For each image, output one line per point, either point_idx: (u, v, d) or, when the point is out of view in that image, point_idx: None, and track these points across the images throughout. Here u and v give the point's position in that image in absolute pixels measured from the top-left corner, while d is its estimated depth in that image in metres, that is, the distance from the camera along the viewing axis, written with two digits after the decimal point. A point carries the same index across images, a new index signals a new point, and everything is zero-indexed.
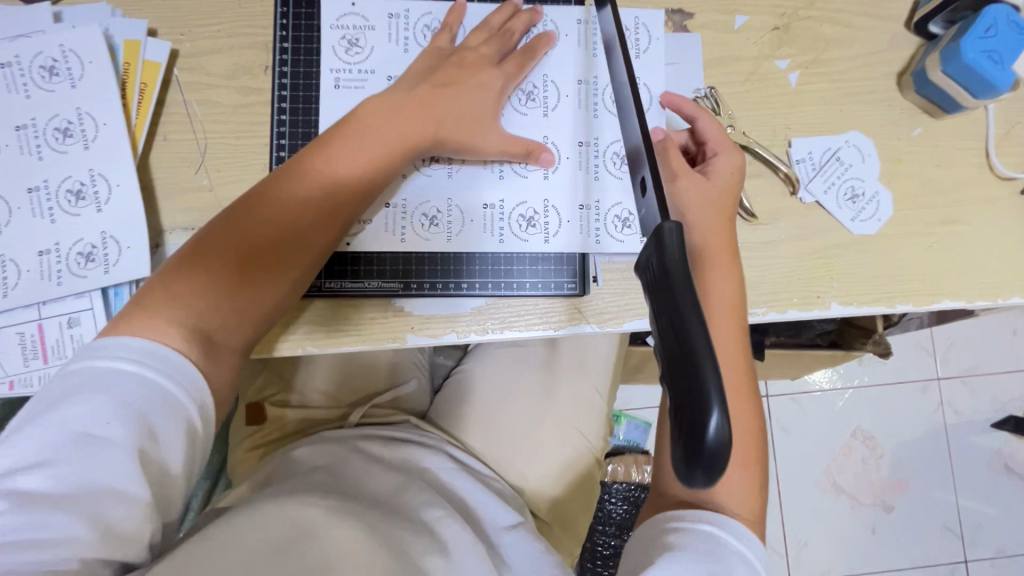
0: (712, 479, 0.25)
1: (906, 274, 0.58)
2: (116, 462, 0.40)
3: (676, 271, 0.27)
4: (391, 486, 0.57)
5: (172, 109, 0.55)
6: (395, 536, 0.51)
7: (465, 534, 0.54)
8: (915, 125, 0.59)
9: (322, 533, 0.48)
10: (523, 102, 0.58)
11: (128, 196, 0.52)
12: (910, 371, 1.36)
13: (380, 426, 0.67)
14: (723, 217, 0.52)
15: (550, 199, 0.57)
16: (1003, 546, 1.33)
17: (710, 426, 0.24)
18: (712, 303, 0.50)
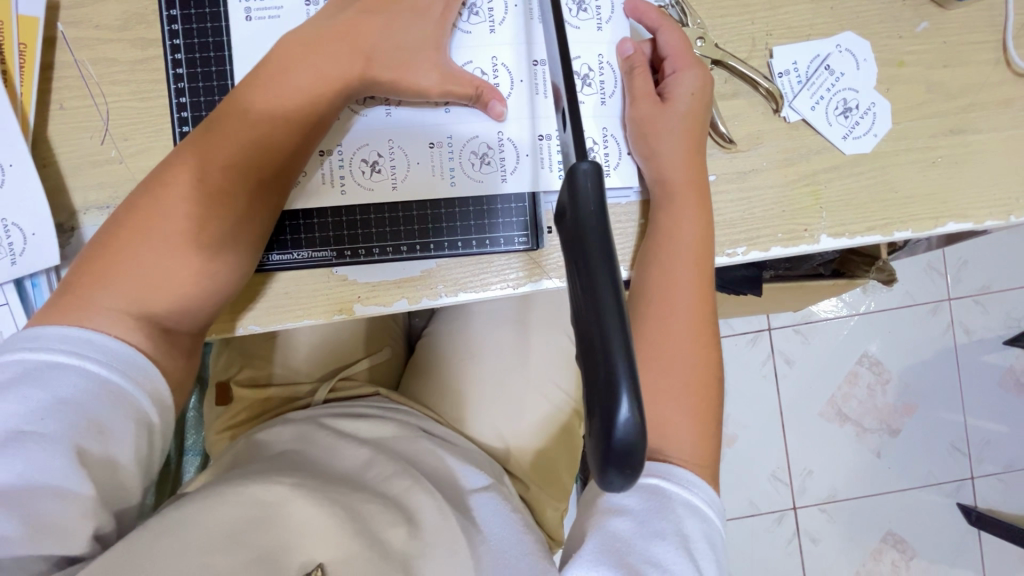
0: (628, 475, 0.23)
1: (906, 196, 0.51)
2: (53, 461, 0.36)
3: (588, 230, 0.25)
4: (360, 462, 0.53)
5: (63, 72, 0.49)
6: (360, 512, 0.47)
7: (434, 501, 0.51)
8: (920, 19, 0.51)
9: (282, 517, 0.44)
10: (465, 17, 0.47)
11: (25, 178, 0.47)
12: (919, 294, 1.31)
13: (345, 405, 0.63)
14: (694, 153, 0.46)
15: (507, 130, 0.48)
16: (1011, 461, 1.32)
17: (621, 415, 0.23)
18: (674, 249, 0.45)
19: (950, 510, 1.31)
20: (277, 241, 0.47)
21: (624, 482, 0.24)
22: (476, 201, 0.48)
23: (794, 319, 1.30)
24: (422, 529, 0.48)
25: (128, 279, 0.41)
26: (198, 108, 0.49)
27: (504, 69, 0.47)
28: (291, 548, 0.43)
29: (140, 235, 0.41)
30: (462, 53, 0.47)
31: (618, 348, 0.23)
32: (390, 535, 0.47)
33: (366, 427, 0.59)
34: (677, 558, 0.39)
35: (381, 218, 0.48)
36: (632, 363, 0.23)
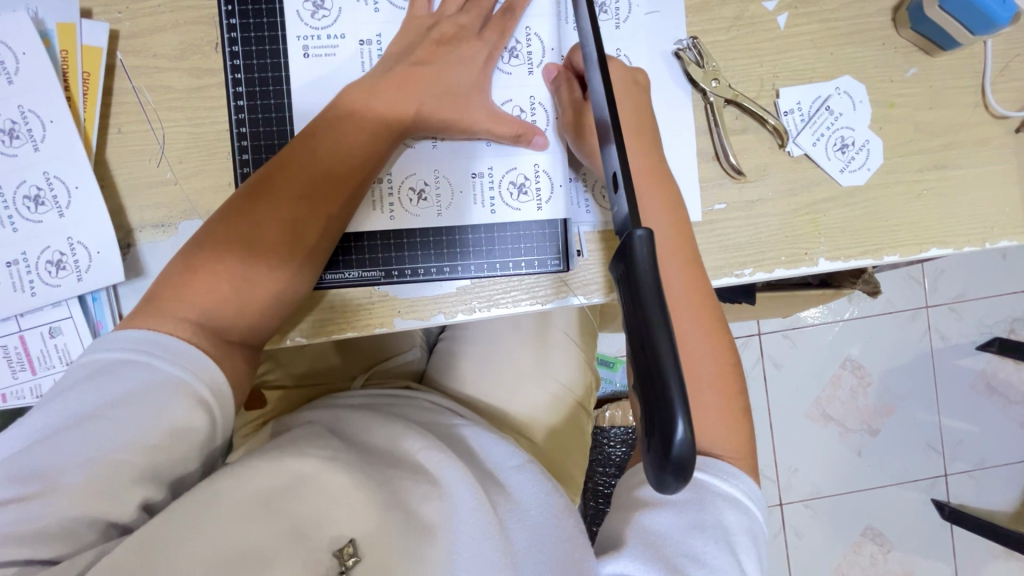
0: (681, 482, 0.28)
1: (895, 224, 0.57)
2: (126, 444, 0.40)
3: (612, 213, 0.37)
4: (389, 439, 0.56)
5: (121, 98, 0.51)
6: (391, 489, 0.51)
7: (461, 472, 0.52)
8: (910, 65, 0.56)
9: (315, 487, 0.49)
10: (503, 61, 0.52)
11: (89, 199, 0.49)
12: (899, 302, 1.38)
13: (381, 393, 0.66)
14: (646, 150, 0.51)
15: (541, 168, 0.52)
16: (982, 460, 1.41)
17: (677, 433, 0.27)
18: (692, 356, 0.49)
19: (924, 505, 1.40)
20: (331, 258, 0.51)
21: (676, 490, 0.28)
22: (511, 227, 0.52)
23: (783, 325, 1.37)
24: (449, 492, 0.50)
25: (200, 295, 0.45)
26: (257, 138, 0.52)
27: (539, 107, 0.52)
28: (322, 524, 0.48)
29: (212, 257, 0.45)
30: (502, 92, 0.52)
31: (671, 376, 0.28)
32: (426, 507, 0.50)
33: (401, 408, 0.62)
34: (716, 552, 0.43)
35: (422, 238, 0.52)
36: (684, 391, 0.28)
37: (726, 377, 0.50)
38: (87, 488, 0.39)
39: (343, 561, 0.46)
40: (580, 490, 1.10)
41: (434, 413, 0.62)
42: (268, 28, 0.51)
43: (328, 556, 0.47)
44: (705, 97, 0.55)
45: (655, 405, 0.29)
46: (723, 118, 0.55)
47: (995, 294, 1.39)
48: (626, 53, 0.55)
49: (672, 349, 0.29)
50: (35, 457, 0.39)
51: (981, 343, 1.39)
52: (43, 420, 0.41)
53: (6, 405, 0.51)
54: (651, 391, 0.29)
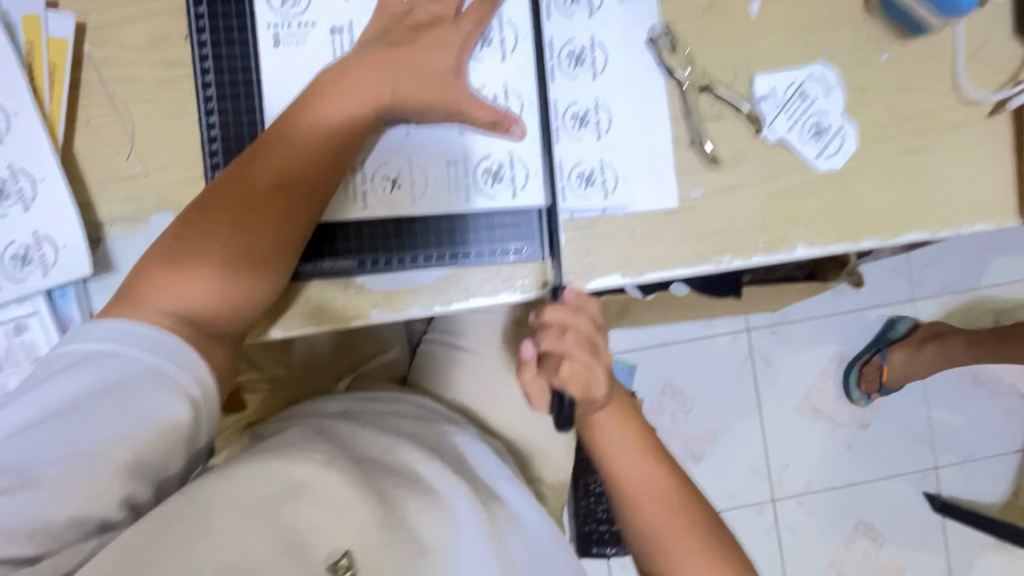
0: None
1: (871, 209, 0.57)
2: (109, 438, 0.40)
3: None
4: (381, 448, 0.55)
5: (88, 90, 0.51)
6: (392, 499, 0.50)
7: (460, 488, 0.53)
8: (882, 51, 0.56)
9: (312, 494, 0.47)
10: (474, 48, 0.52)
11: (57, 192, 0.49)
12: (885, 295, 1.39)
13: (368, 399, 0.64)
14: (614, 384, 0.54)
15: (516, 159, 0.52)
16: (971, 452, 1.41)
17: None
18: (622, 458, 0.54)
19: (915, 498, 1.40)
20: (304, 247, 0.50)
21: None
22: (485, 215, 0.52)
23: (771, 320, 1.37)
24: (448, 507, 0.52)
25: (177, 289, 0.44)
26: (227, 127, 0.51)
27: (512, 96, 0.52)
28: (315, 537, 0.46)
29: (190, 255, 0.45)
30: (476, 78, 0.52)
31: None
32: (422, 519, 0.50)
33: (394, 414, 0.61)
34: None
35: (398, 228, 0.51)
36: None
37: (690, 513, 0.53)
38: (68, 484, 0.39)
39: (339, 575, 0.45)
40: (570, 489, 1.10)
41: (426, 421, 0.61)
42: (237, 18, 0.51)
43: (323, 569, 0.45)
44: (679, 84, 0.54)
45: None
46: (697, 105, 0.55)
47: (979, 286, 1.40)
48: (601, 40, 0.54)
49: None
50: (18, 447, 0.39)
51: None
52: (25, 411, 0.40)
53: None
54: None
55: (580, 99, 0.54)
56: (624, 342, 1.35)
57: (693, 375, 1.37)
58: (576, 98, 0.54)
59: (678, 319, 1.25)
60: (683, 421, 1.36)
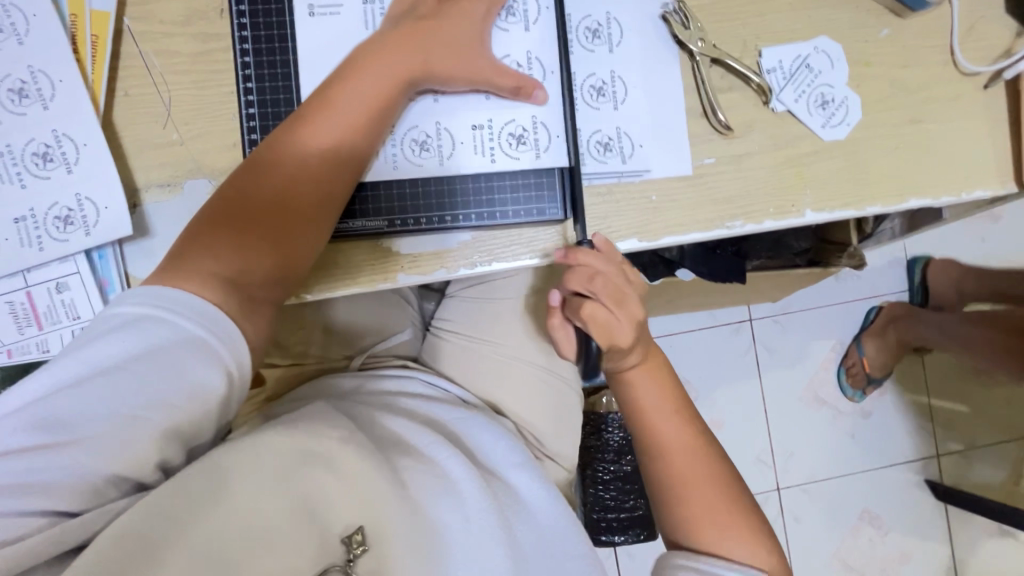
0: None
1: (876, 177, 0.59)
2: (150, 398, 0.41)
3: None
4: (396, 430, 0.56)
5: (128, 62, 0.53)
6: (401, 475, 0.51)
7: (468, 470, 0.53)
8: (882, 26, 0.59)
9: (330, 471, 0.49)
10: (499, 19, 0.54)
11: (97, 157, 0.51)
12: (885, 285, 1.42)
13: (380, 380, 0.67)
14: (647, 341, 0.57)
15: (539, 124, 0.54)
16: (972, 439, 1.43)
17: None
18: (656, 417, 0.56)
19: (918, 486, 1.41)
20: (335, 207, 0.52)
21: None
22: (510, 176, 0.54)
23: (774, 310, 1.40)
24: (456, 489, 0.51)
25: (219, 257, 0.46)
26: (263, 94, 0.53)
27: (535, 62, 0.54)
28: (333, 514, 0.49)
29: (230, 227, 0.47)
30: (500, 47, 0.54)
31: None
32: (431, 503, 0.51)
33: (402, 399, 0.63)
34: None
35: (427, 190, 0.53)
36: None
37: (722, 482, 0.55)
38: (106, 444, 0.40)
39: (353, 549, 0.48)
40: (580, 475, 1.11)
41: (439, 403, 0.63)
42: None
43: (338, 543, 0.48)
44: (692, 57, 0.57)
45: None
46: (709, 77, 0.57)
47: None
48: (617, 15, 0.57)
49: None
50: (60, 405, 0.40)
51: None
52: (67, 370, 0.41)
53: (12, 361, 0.51)
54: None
55: (597, 70, 0.57)
56: None
57: (699, 365, 1.38)
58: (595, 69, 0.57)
59: (683, 307, 1.27)
60: None
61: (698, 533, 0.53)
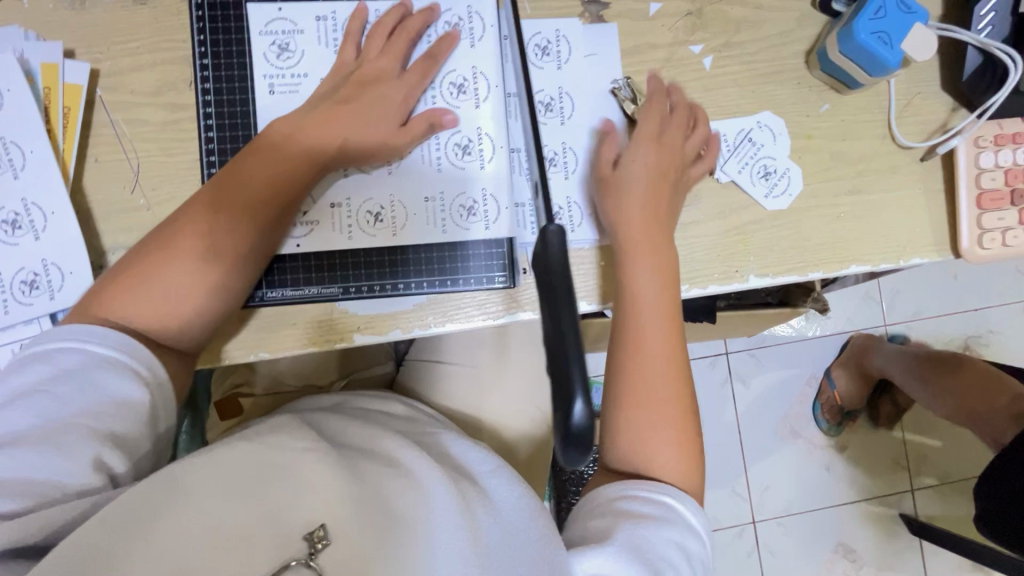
0: (583, 454, 0.27)
1: (817, 244, 0.62)
2: (71, 417, 0.43)
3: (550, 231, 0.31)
4: (364, 438, 0.56)
5: (99, 131, 0.55)
6: (366, 475, 0.50)
7: (436, 471, 0.51)
8: (823, 101, 0.62)
9: (292, 476, 0.48)
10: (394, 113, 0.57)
11: (64, 223, 0.53)
12: (857, 321, 1.45)
13: (353, 398, 0.68)
14: (658, 290, 0.54)
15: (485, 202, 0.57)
16: (945, 474, 1.45)
17: (575, 408, 0.27)
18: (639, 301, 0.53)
19: (892, 520, 1.43)
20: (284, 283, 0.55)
21: (580, 460, 0.28)
22: (461, 245, 0.56)
23: (748, 344, 1.42)
24: (425, 484, 0.50)
25: (140, 299, 0.47)
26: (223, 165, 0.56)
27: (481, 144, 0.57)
28: (290, 515, 0.46)
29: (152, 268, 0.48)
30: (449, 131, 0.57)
31: (574, 353, 0.28)
32: (399, 502, 0.49)
33: (379, 413, 0.64)
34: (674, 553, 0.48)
35: (383, 259, 0.56)
36: (586, 372, 0.28)
37: (682, 413, 0.53)
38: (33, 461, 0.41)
39: (315, 546, 0.44)
40: (553, 510, 1.12)
41: (415, 419, 0.64)
42: (238, 68, 0.56)
43: (298, 540, 0.45)
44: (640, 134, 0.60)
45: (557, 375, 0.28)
46: None
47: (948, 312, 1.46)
48: (567, 90, 0.60)
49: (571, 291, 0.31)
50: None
51: None
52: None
53: None
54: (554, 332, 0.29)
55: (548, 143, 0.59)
56: None
57: None
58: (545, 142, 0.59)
59: None
60: None
61: (645, 454, 0.52)
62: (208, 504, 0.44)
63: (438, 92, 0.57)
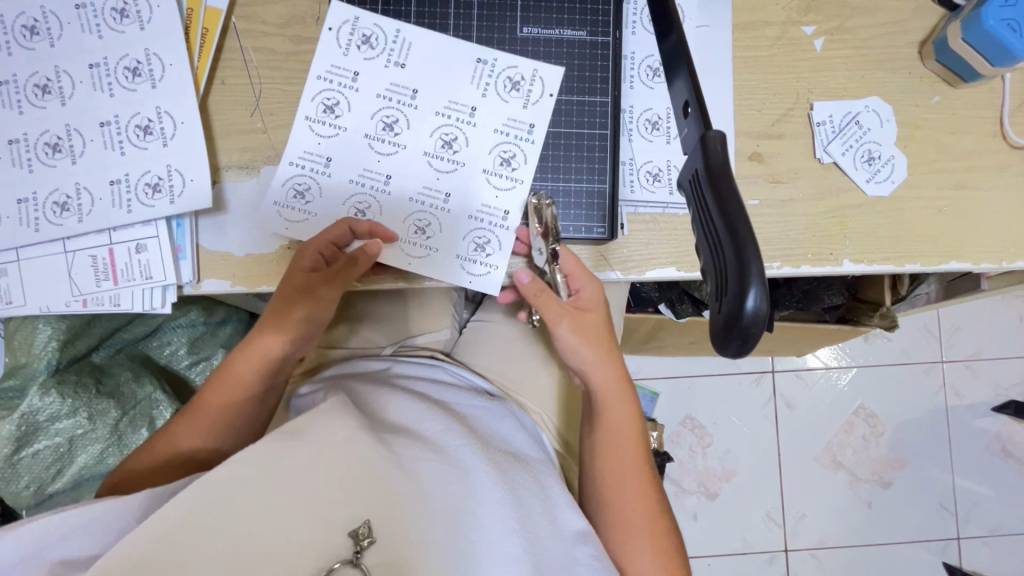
0: (744, 348, 0.27)
1: (915, 236, 0.61)
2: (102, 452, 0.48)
3: (713, 140, 0.31)
4: (413, 417, 0.56)
5: (229, 55, 0.58)
6: (408, 460, 0.49)
7: (485, 472, 0.51)
8: (934, 93, 0.62)
9: (336, 462, 0.45)
10: (446, 149, 0.57)
11: (191, 134, 0.55)
12: (914, 354, 1.39)
13: (412, 361, 0.69)
14: (636, 446, 0.59)
15: (493, 254, 0.57)
16: (996, 526, 1.37)
17: (749, 300, 0.26)
18: (619, 445, 0.59)
19: (935, 568, 1.35)
20: (276, 214, 0.56)
21: (734, 355, 0.28)
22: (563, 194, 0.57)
23: (797, 365, 1.38)
24: (471, 480, 0.50)
25: (169, 447, 0.53)
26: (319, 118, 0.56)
27: (513, 208, 0.57)
28: (334, 507, 0.43)
29: (184, 465, 0.53)
30: (493, 184, 0.57)
31: (751, 248, 0.27)
32: (447, 493, 0.48)
33: (429, 385, 0.64)
34: None
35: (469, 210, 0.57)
36: (763, 266, 0.27)
37: (651, 504, 0.58)
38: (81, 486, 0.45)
39: (359, 543, 0.42)
40: None
41: (459, 395, 0.64)
42: (368, 33, 0.57)
43: (343, 536, 0.43)
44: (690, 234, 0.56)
45: (731, 269, 0.27)
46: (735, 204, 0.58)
47: (1011, 355, 1.40)
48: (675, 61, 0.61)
49: (732, 190, 0.30)
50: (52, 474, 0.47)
51: (997, 405, 1.38)
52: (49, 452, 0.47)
53: (84, 312, 0.55)
54: (714, 240, 0.29)
55: (654, 106, 0.60)
56: (649, 368, 1.36)
57: (716, 411, 1.36)
58: (651, 106, 0.60)
59: (706, 351, 1.26)
60: (700, 456, 1.35)
61: (635, 562, 0.55)
62: (269, 492, 0.42)
63: (491, 169, 0.57)
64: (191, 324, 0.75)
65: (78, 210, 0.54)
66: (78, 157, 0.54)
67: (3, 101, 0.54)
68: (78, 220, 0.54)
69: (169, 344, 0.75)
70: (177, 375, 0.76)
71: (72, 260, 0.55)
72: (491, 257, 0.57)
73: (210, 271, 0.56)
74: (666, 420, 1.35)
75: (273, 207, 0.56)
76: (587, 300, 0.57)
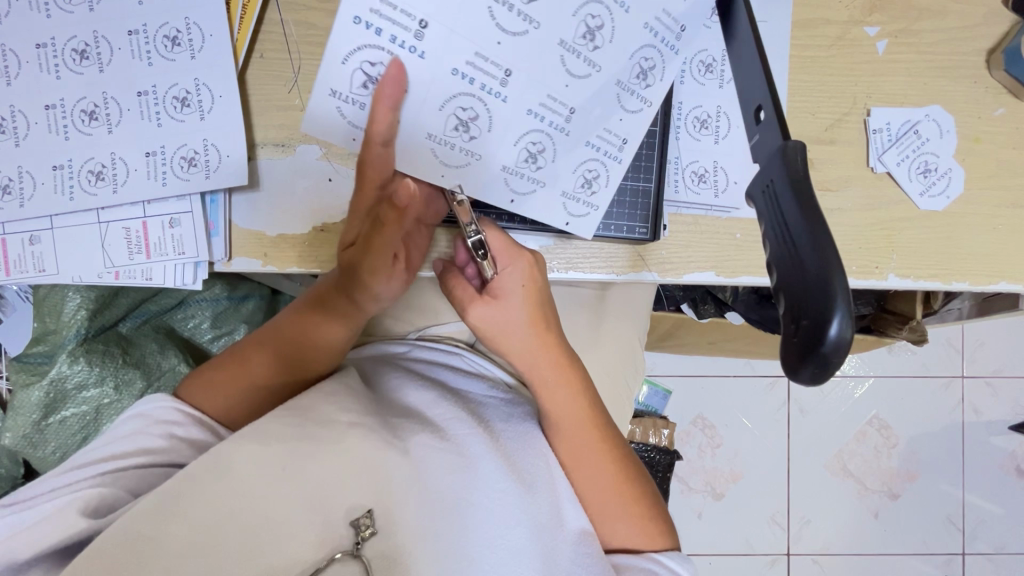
0: (820, 376, 0.26)
1: (966, 253, 0.58)
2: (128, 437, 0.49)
3: (792, 154, 0.30)
4: (426, 400, 0.55)
5: (269, 28, 0.55)
6: (416, 449, 0.48)
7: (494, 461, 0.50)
8: (998, 105, 0.59)
9: (337, 451, 0.45)
10: (586, 38, 0.48)
11: (228, 109, 0.54)
12: (934, 367, 1.36)
13: (432, 345, 0.68)
14: (590, 421, 0.57)
15: (597, 193, 0.53)
16: (1002, 544, 1.37)
17: (833, 327, 0.25)
18: (565, 422, 0.56)
19: None
20: (337, 112, 0.48)
21: (809, 382, 0.27)
22: None
23: None
24: (478, 469, 0.49)
25: (243, 375, 0.54)
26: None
27: (632, 144, 0.52)
28: (336, 495, 0.43)
29: (262, 399, 0.54)
30: (623, 103, 0.51)
31: (838, 273, 0.26)
32: (455, 484, 0.48)
33: (443, 369, 0.63)
34: None
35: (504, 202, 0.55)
36: (847, 292, 0.26)
37: (619, 478, 0.57)
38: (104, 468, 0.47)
39: (361, 534, 0.42)
40: None
41: (474, 381, 0.63)
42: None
43: (344, 525, 0.43)
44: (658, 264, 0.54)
45: (814, 293, 0.26)
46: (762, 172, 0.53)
47: None
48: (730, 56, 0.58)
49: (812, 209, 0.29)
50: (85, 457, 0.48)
51: (1015, 424, 1.36)
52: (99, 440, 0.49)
53: (117, 283, 0.55)
54: (789, 261, 0.28)
55: (703, 103, 0.58)
56: (663, 365, 1.34)
57: (728, 412, 1.35)
58: (701, 102, 0.57)
59: (723, 352, 1.25)
60: (709, 456, 1.34)
61: (612, 536, 0.56)
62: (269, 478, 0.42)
63: (626, 82, 0.50)
64: (214, 299, 0.74)
65: (113, 179, 0.54)
66: (114, 127, 0.53)
67: (41, 64, 0.52)
68: (112, 190, 0.54)
69: (193, 318, 0.74)
70: (200, 348, 0.75)
71: (105, 232, 0.54)
72: (596, 195, 0.53)
73: (240, 250, 0.56)
74: (678, 417, 1.35)
75: (332, 99, 0.47)
76: (504, 286, 0.53)
